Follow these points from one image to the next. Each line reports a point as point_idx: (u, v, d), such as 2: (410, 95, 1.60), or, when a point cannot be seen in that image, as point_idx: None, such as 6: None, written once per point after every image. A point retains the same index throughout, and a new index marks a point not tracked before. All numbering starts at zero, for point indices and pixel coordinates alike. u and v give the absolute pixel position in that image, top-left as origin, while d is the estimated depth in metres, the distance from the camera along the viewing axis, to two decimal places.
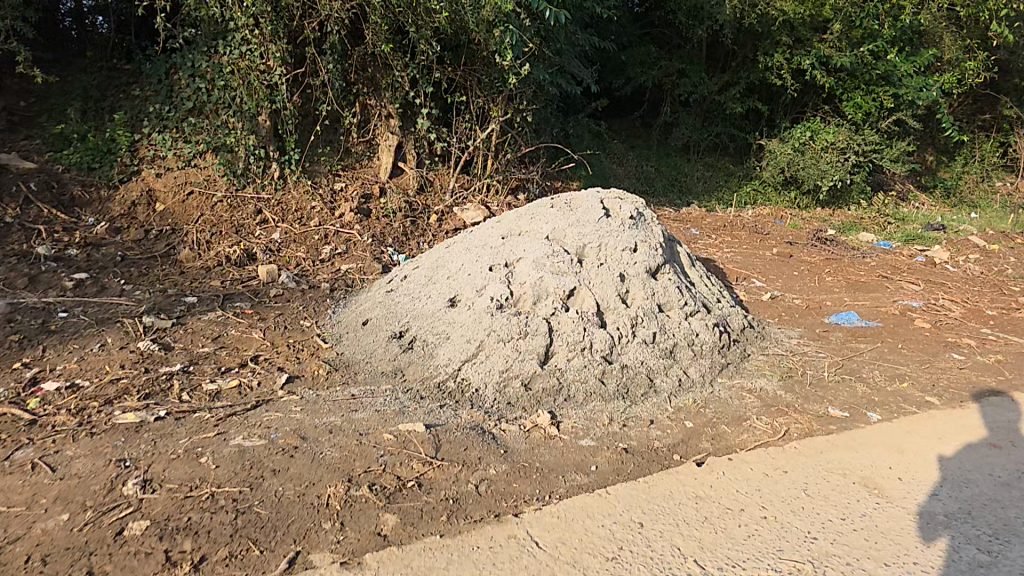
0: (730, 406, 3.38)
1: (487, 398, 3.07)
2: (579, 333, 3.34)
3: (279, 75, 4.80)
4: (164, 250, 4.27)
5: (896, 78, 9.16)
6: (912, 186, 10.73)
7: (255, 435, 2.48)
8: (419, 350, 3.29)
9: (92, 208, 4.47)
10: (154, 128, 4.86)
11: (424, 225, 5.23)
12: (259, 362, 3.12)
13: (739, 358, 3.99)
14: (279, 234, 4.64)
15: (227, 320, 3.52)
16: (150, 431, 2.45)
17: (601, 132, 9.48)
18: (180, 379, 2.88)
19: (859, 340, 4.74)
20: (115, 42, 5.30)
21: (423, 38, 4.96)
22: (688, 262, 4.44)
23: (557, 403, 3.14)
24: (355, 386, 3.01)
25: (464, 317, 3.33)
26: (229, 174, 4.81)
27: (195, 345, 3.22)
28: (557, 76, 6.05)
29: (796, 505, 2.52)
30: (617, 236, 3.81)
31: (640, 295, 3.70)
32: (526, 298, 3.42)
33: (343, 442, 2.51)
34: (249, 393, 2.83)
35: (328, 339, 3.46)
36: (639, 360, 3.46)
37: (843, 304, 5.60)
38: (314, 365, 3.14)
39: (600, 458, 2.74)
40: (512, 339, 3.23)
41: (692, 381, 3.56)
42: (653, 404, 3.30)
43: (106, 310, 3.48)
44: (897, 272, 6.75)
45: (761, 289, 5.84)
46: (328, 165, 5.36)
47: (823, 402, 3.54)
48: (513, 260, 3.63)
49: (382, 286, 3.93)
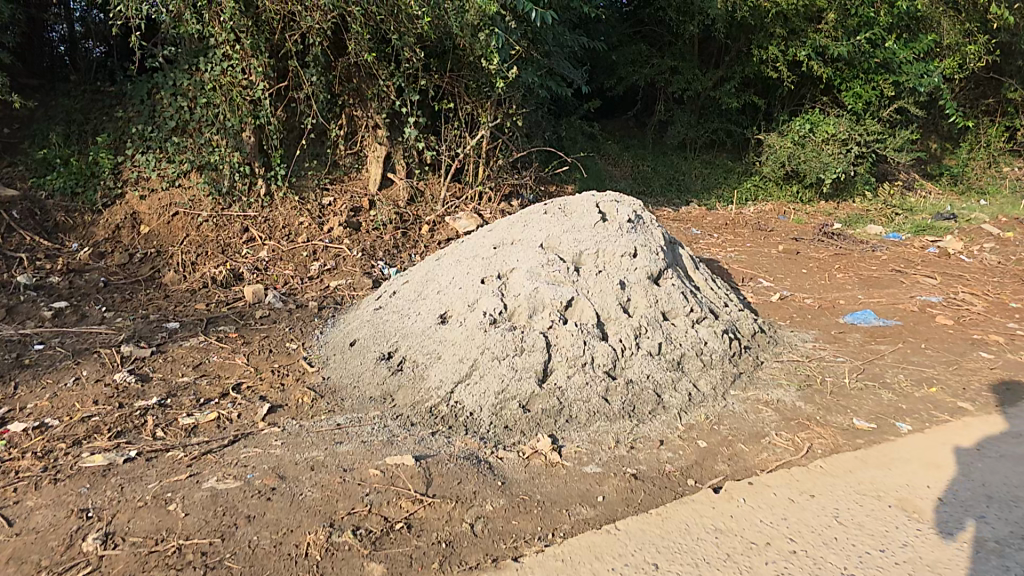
0: (746, 421, 3.19)
1: (482, 421, 2.87)
2: (579, 347, 3.14)
3: (262, 90, 4.68)
4: (149, 274, 4.13)
5: (896, 65, 8.92)
6: (917, 175, 10.45)
7: (230, 475, 2.29)
8: (409, 372, 3.09)
9: (76, 233, 4.35)
10: (138, 150, 4.72)
11: (415, 237, 5.11)
12: (241, 391, 2.94)
13: (752, 366, 3.76)
14: (266, 252, 4.50)
15: (209, 346, 3.35)
16: (118, 475, 2.25)
17: (594, 133, 9.30)
18: (155, 414, 2.68)
19: (877, 341, 4.49)
20: (98, 65, 5.18)
21: (406, 45, 4.83)
22: (692, 265, 4.23)
23: (558, 425, 2.93)
24: (342, 415, 2.82)
25: (456, 335, 3.14)
26: (214, 193, 4.69)
27: (174, 374, 3.03)
28: (545, 78, 5.91)
29: (827, 535, 2.36)
30: (615, 241, 3.61)
31: (643, 303, 3.49)
32: (522, 311, 3.22)
33: (325, 480, 2.32)
34: (228, 426, 2.64)
35: (315, 363, 3.28)
36: (645, 374, 3.25)
37: (857, 301, 5.34)
38: (299, 393, 2.96)
39: (608, 487, 2.54)
40: (508, 357, 3.02)
41: (702, 395, 3.34)
42: (662, 422, 3.09)
43: (85, 339, 3.27)
44: (911, 265, 6.47)
45: (768, 289, 5.59)
46: (317, 179, 5.24)
47: (846, 413, 3.38)
48: (505, 270, 3.43)
49: (371, 302, 3.75)
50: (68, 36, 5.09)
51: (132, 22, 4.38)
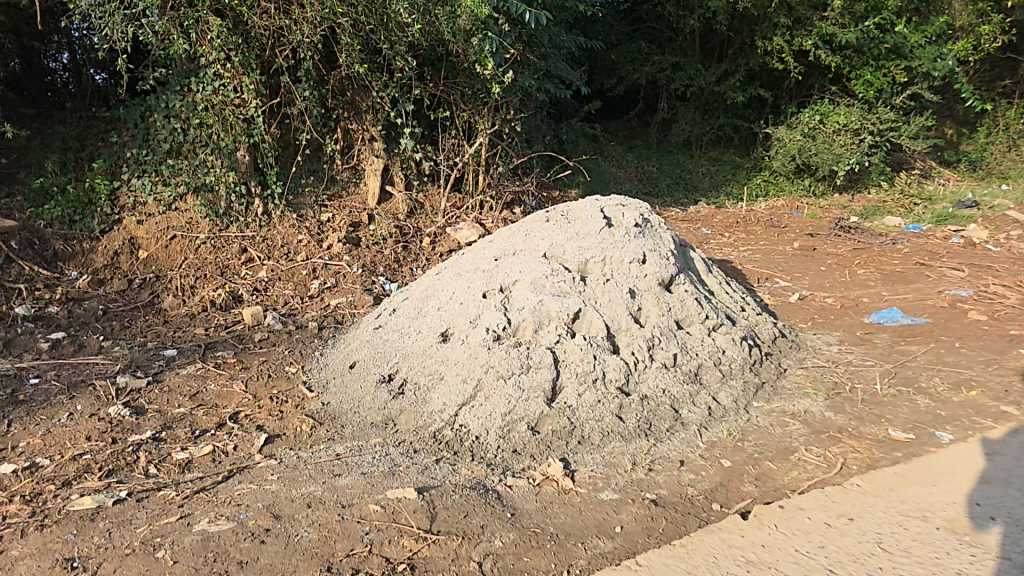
0: (772, 436, 2.99)
1: (489, 446, 2.71)
2: (589, 362, 2.97)
3: (255, 107, 4.63)
4: (149, 300, 4.09)
5: (908, 50, 8.58)
6: (934, 162, 10.07)
7: (222, 516, 2.16)
8: (411, 395, 2.95)
9: (75, 262, 4.33)
10: (133, 174, 4.69)
11: (416, 250, 5.05)
12: (238, 421, 2.83)
13: (774, 375, 3.54)
14: (265, 272, 4.47)
15: (206, 373, 3.25)
16: (106, 519, 2.14)
17: (596, 135, 9.14)
18: (149, 450, 2.57)
19: (906, 342, 4.24)
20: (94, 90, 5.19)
21: (399, 54, 4.75)
22: (705, 268, 4.02)
23: (570, 447, 2.76)
24: (341, 443, 2.68)
25: (459, 353, 2.99)
26: (211, 215, 4.65)
27: (169, 406, 2.93)
28: (543, 81, 5.79)
29: (871, 565, 2.16)
30: (623, 246, 3.44)
31: (655, 312, 3.31)
32: (527, 326, 3.06)
33: (323, 518, 2.18)
34: (223, 460, 2.53)
35: (314, 388, 3.15)
36: (660, 388, 3.06)
37: (881, 299, 5.07)
38: (297, 421, 2.84)
39: (626, 516, 2.37)
40: (514, 375, 2.86)
41: (723, 409, 3.14)
42: (681, 439, 2.90)
43: (81, 371, 3.20)
44: (935, 257, 6.18)
45: (786, 289, 5.35)
46: (315, 195, 5.18)
47: (880, 423, 3.16)
48: (508, 283, 3.28)
49: (371, 322, 3.62)
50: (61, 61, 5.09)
51: (119, 45, 4.31)
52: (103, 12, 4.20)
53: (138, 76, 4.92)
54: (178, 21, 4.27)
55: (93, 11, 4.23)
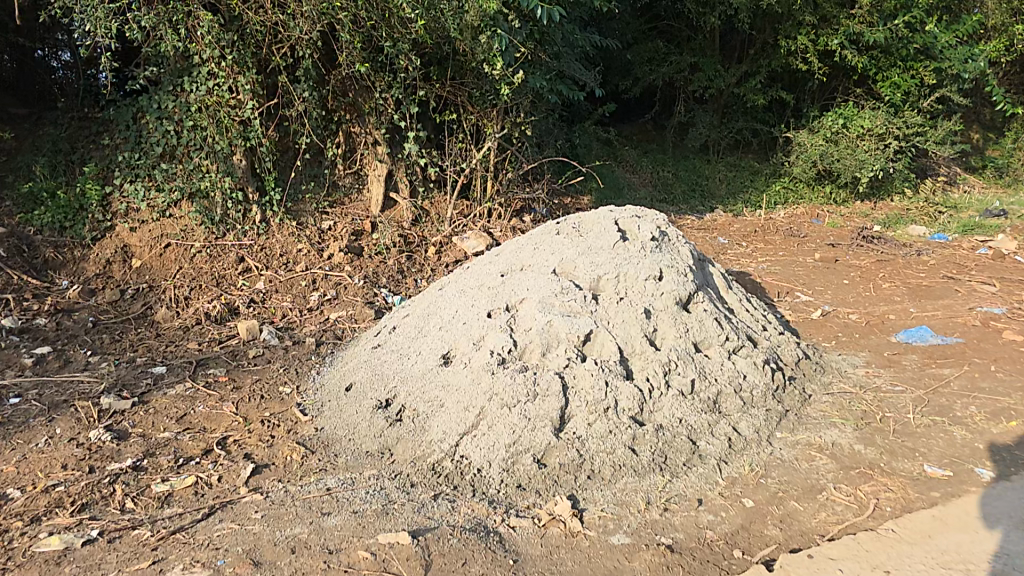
0: (797, 472, 2.75)
1: (491, 480, 2.51)
2: (600, 390, 2.76)
3: (251, 109, 4.52)
4: (141, 311, 4.00)
5: (937, 51, 8.40)
6: (959, 168, 9.77)
7: (197, 562, 1.99)
8: (409, 422, 2.76)
9: (66, 270, 4.24)
10: (126, 179, 4.58)
11: (421, 260, 4.93)
12: (226, 447, 2.67)
13: (799, 402, 3.30)
14: (263, 283, 4.35)
15: (196, 393, 3.11)
16: (74, 562, 1.98)
17: (610, 139, 8.95)
18: (127, 480, 2.41)
19: (937, 364, 3.97)
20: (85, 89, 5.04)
21: (401, 52, 4.61)
22: (724, 284, 3.81)
23: (579, 483, 2.55)
24: (333, 476, 2.50)
25: (461, 378, 2.80)
26: (207, 222, 4.55)
27: (154, 429, 2.79)
28: (556, 82, 5.61)
29: None
30: (637, 262, 3.24)
31: (672, 334, 3.10)
32: (534, 349, 2.87)
33: (307, 566, 1.99)
34: (206, 493, 2.36)
35: (308, 411, 2.99)
36: (677, 417, 2.85)
37: (910, 316, 4.79)
38: (287, 450, 2.67)
39: (639, 565, 2.15)
40: (519, 404, 2.67)
41: (744, 440, 2.91)
42: (699, 475, 2.67)
43: (64, 391, 3.07)
44: (964, 270, 5.88)
45: (808, 303, 5.10)
46: (315, 203, 5.04)
47: (915, 458, 2.91)
48: (515, 301, 3.08)
49: (370, 340, 3.45)
50: (55, 60, 4.98)
51: (102, 42, 4.18)
52: (85, 6, 4.07)
53: (128, 75, 4.82)
54: (166, 16, 4.17)
55: (74, 5, 4.11)
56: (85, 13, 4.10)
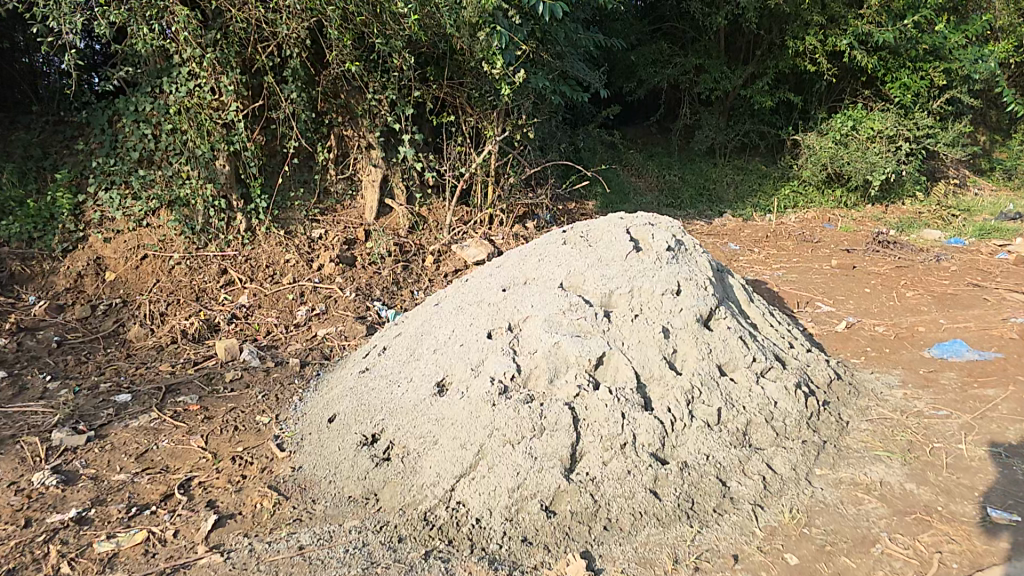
0: (845, 519, 2.39)
1: (492, 533, 2.16)
2: (616, 423, 2.41)
3: (234, 111, 4.19)
4: (111, 329, 3.68)
5: (946, 51, 8.09)
6: (969, 170, 9.50)
7: None
8: (399, 462, 2.41)
9: (33, 284, 3.92)
10: (101, 186, 4.28)
11: (418, 270, 4.61)
12: (188, 492, 2.33)
13: (836, 431, 2.95)
14: (246, 297, 4.02)
15: (161, 426, 2.77)
16: None
17: (615, 142, 8.65)
18: (68, 538, 2.08)
19: (980, 384, 3.60)
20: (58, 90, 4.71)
21: (395, 51, 4.28)
22: (746, 297, 3.47)
23: (593, 535, 2.20)
24: (309, 529, 2.16)
25: (458, 409, 2.45)
26: (187, 231, 4.24)
27: (109, 470, 2.45)
28: (558, 83, 5.31)
29: None
30: (654, 275, 2.90)
31: (694, 355, 2.75)
32: (540, 375, 2.52)
33: None
34: (157, 553, 2.04)
35: (286, 445, 2.64)
36: (703, 453, 2.50)
37: (941, 328, 4.43)
38: (257, 496, 2.32)
39: None
40: (524, 440, 2.33)
41: (781, 479, 2.55)
42: (733, 524, 2.31)
43: (13, 423, 2.75)
44: (989, 277, 5.54)
45: (830, 315, 4.74)
46: (305, 210, 4.73)
47: (975, 500, 2.54)
48: (517, 320, 2.75)
49: (357, 362, 3.10)
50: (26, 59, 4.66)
51: (68, 39, 3.87)
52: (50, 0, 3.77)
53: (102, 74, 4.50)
54: (141, 12, 3.87)
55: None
56: (50, 9, 3.79)
